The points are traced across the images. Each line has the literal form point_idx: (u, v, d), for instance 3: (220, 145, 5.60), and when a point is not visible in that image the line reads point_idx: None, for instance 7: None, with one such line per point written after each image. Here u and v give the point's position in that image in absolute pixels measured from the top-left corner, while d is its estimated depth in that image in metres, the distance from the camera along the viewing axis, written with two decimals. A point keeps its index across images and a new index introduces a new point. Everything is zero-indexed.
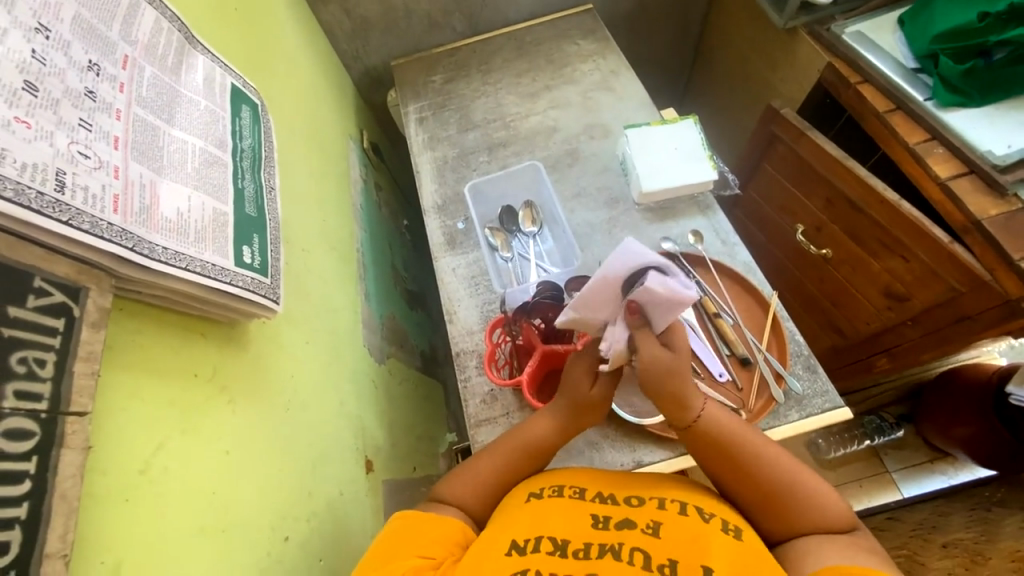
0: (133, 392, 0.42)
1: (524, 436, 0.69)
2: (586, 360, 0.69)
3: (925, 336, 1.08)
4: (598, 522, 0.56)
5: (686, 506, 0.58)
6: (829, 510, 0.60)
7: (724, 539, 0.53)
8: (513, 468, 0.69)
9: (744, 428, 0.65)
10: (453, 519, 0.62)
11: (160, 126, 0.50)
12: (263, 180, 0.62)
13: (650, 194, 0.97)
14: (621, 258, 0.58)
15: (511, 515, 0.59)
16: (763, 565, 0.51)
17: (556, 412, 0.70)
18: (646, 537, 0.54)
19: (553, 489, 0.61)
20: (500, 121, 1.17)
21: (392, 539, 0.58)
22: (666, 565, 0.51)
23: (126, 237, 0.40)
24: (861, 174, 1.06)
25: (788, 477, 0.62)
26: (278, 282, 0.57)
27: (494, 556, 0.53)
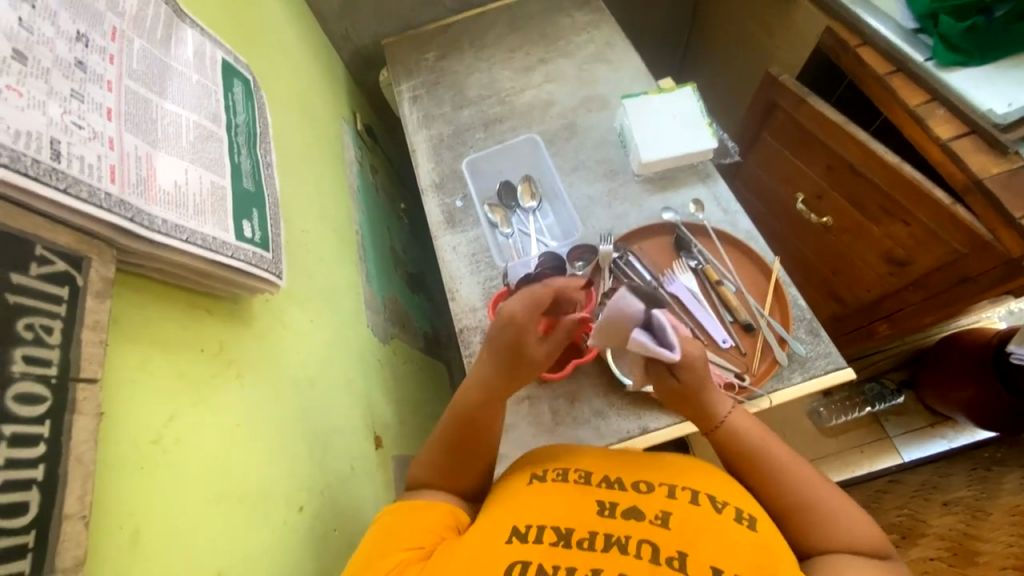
0: (143, 364, 0.43)
1: (461, 407, 0.68)
2: (525, 311, 0.66)
3: (927, 299, 1.09)
4: (603, 509, 0.57)
5: (698, 494, 0.58)
6: (851, 528, 0.61)
7: (738, 531, 0.54)
8: (458, 443, 0.68)
9: (763, 442, 0.67)
10: (445, 505, 0.62)
11: (153, 100, 0.49)
12: (260, 156, 0.61)
13: (650, 164, 0.96)
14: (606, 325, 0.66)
15: (516, 497, 0.59)
16: (772, 561, 0.53)
17: (488, 377, 0.68)
18: (656, 528, 0.54)
19: (559, 473, 0.62)
20: (495, 97, 1.16)
21: (384, 532, 0.58)
22: (674, 558, 0.52)
23: (125, 207, 0.40)
24: (862, 138, 1.05)
25: (805, 493, 0.63)
26: (281, 257, 0.57)
27: (496, 545, 0.53)
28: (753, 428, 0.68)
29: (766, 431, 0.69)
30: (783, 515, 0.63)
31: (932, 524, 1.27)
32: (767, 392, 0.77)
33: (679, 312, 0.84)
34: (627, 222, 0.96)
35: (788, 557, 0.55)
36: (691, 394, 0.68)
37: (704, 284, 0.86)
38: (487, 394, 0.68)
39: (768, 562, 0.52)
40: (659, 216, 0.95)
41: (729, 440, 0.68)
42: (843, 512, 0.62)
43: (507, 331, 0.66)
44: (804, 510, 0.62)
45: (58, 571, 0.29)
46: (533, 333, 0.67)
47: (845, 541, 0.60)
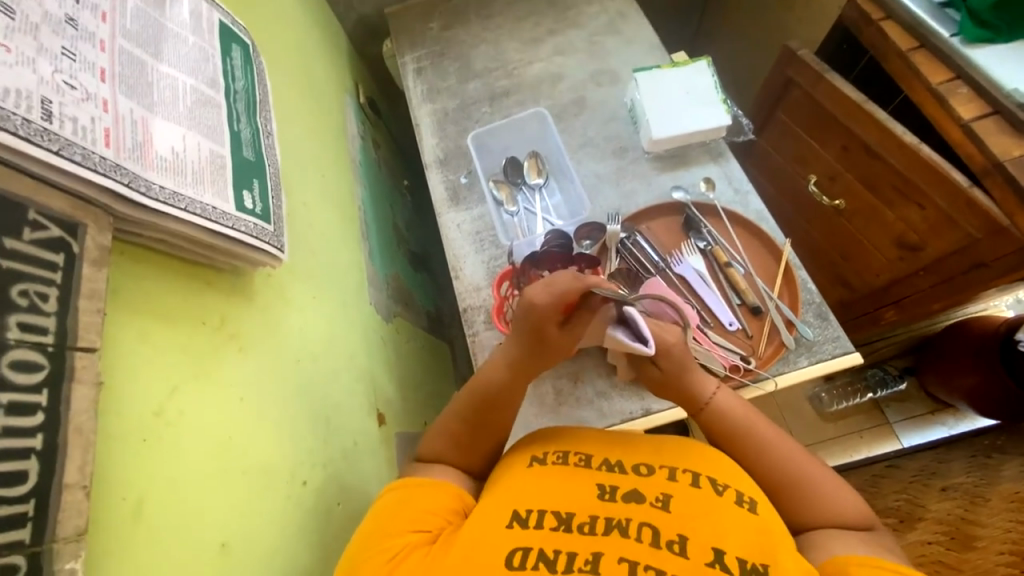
0: (143, 335, 0.42)
1: (482, 385, 0.69)
2: (552, 302, 0.66)
3: (937, 285, 1.07)
4: (604, 493, 0.57)
5: (699, 477, 0.58)
6: (839, 505, 0.61)
7: (737, 513, 0.54)
8: (471, 420, 0.68)
9: (749, 421, 0.67)
10: (451, 487, 0.62)
11: (148, 61, 0.47)
12: (260, 124, 0.59)
13: (660, 141, 0.94)
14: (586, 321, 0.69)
15: (516, 480, 0.60)
16: (774, 542, 0.53)
17: (512, 355, 0.69)
18: (656, 511, 0.55)
19: (559, 455, 0.62)
20: (502, 69, 1.12)
21: (387, 512, 0.58)
22: (674, 542, 0.52)
23: (121, 172, 0.38)
24: (880, 117, 1.02)
25: (793, 471, 0.63)
26: (282, 230, 0.55)
27: (496, 530, 0.54)
28: (739, 408, 0.68)
29: (752, 410, 0.69)
30: (772, 494, 0.63)
31: (931, 509, 1.29)
32: (773, 376, 0.77)
33: (685, 294, 0.83)
34: (635, 201, 0.93)
35: (787, 540, 0.54)
36: (673, 381, 0.68)
37: (713, 266, 0.85)
38: (511, 373, 0.68)
39: (769, 544, 0.52)
40: (669, 194, 0.93)
41: (714, 421, 0.68)
42: (831, 490, 0.62)
43: (525, 316, 0.67)
44: (793, 488, 0.62)
45: (61, 538, 0.29)
46: (552, 322, 0.66)
47: (833, 518, 0.60)
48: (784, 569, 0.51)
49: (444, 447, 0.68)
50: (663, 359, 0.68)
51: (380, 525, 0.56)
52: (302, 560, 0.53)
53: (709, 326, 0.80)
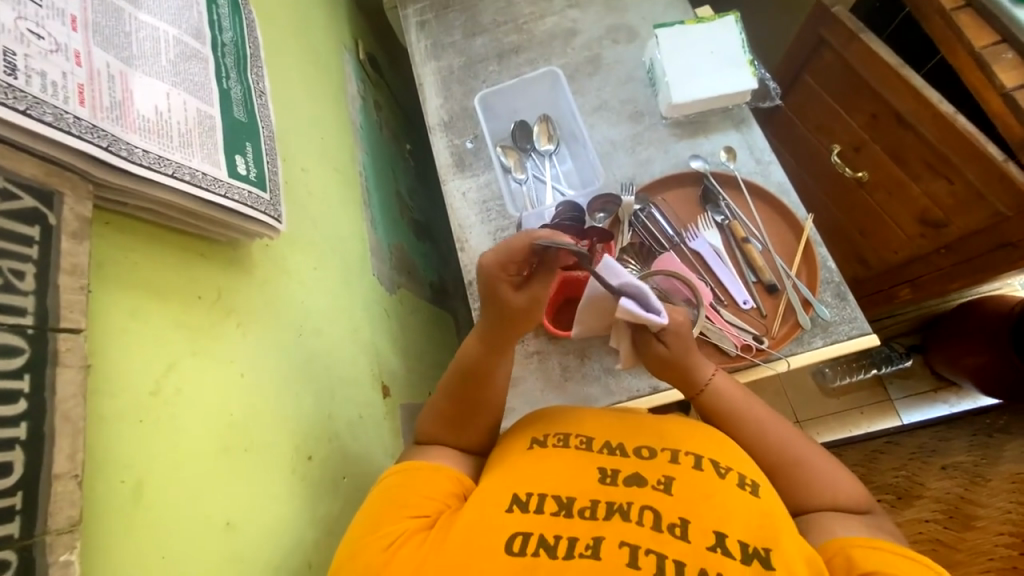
0: (134, 311, 0.40)
1: (463, 362, 0.68)
2: (499, 261, 0.63)
3: (958, 265, 1.04)
4: (605, 476, 0.56)
5: (702, 460, 0.57)
6: (834, 487, 0.60)
7: (739, 495, 0.54)
8: (456, 395, 0.67)
9: (745, 404, 0.66)
10: (448, 470, 0.61)
11: (125, 8, 0.41)
12: (252, 82, 0.54)
13: (680, 106, 0.88)
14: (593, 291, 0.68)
15: (515, 463, 0.59)
16: (776, 526, 0.52)
17: (483, 327, 0.67)
18: (658, 495, 0.54)
19: (558, 438, 0.62)
20: (512, 23, 1.04)
21: (387, 496, 0.57)
22: (676, 525, 0.51)
23: (98, 135, 0.35)
24: (915, 83, 0.95)
25: (789, 454, 0.62)
26: (279, 198, 0.52)
27: (495, 514, 0.53)
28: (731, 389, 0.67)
29: (748, 393, 0.68)
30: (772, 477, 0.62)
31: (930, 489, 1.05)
32: (785, 357, 0.75)
33: (699, 270, 0.80)
34: (650, 171, 0.89)
35: (790, 526, 0.53)
36: (678, 361, 0.66)
37: (730, 241, 0.81)
38: (484, 345, 0.67)
39: (772, 527, 0.52)
40: (687, 164, 0.88)
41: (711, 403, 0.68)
42: (827, 471, 0.61)
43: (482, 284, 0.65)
44: (787, 469, 0.62)
45: (53, 531, 0.28)
46: (504, 283, 0.64)
47: (829, 500, 0.59)
48: (786, 552, 0.50)
49: (438, 428, 0.67)
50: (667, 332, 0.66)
51: (376, 509, 0.56)
52: (307, 535, 0.53)
53: (722, 305, 0.78)
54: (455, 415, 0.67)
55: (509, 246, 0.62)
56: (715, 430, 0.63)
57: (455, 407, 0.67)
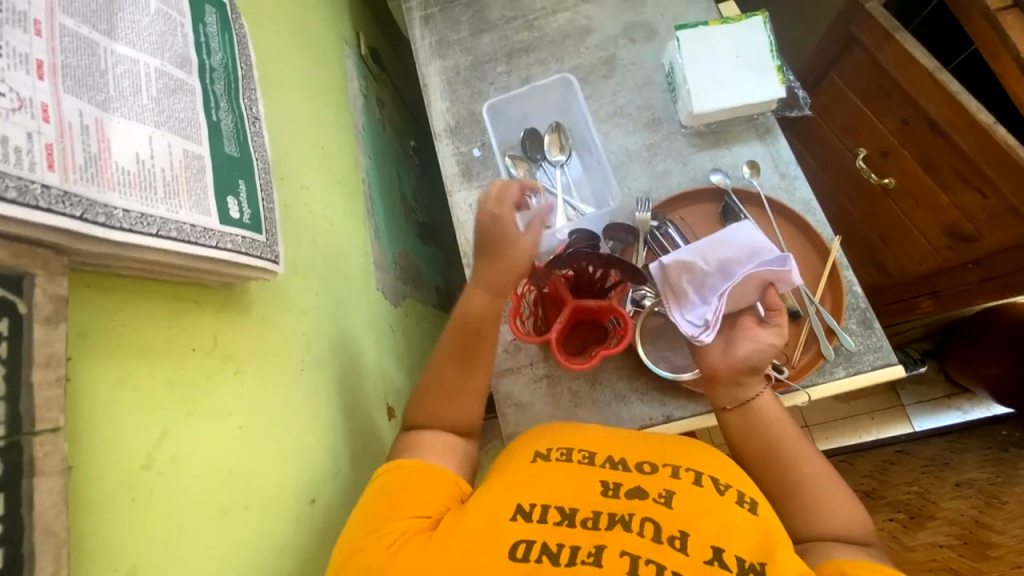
0: (125, 380, 0.37)
1: (464, 313, 0.68)
2: (501, 200, 0.68)
3: (986, 281, 0.99)
4: (607, 490, 0.54)
5: (702, 476, 0.55)
6: (838, 516, 0.57)
7: (739, 513, 0.52)
8: (467, 352, 0.67)
9: (781, 419, 0.65)
10: (447, 472, 0.58)
11: (99, 42, 0.37)
12: (244, 108, 0.50)
13: (701, 116, 0.82)
14: (742, 239, 0.68)
15: (517, 473, 0.57)
16: (774, 541, 0.50)
17: (484, 277, 0.68)
18: (658, 507, 0.52)
19: (561, 452, 0.59)
20: (522, 19, 0.98)
21: (383, 497, 0.55)
22: (676, 538, 0.49)
23: (71, 203, 0.31)
24: (955, 90, 0.89)
25: (811, 472, 0.61)
26: (276, 237, 0.49)
27: (499, 522, 0.51)
28: (775, 407, 0.65)
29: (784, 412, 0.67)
30: (791, 491, 0.60)
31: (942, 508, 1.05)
32: (805, 387, 0.72)
33: None
34: (668, 184, 0.84)
35: (788, 545, 0.51)
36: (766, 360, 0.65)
37: None
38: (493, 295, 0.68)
39: (770, 543, 0.50)
40: (706, 178, 0.83)
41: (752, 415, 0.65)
42: (837, 498, 0.59)
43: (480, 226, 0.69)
44: (792, 493, 0.60)
45: None
46: (508, 226, 0.67)
47: (832, 532, 0.56)
48: (782, 568, 0.48)
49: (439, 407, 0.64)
50: (771, 319, 0.66)
51: (369, 508, 0.54)
52: None
53: None
54: (461, 381, 0.66)
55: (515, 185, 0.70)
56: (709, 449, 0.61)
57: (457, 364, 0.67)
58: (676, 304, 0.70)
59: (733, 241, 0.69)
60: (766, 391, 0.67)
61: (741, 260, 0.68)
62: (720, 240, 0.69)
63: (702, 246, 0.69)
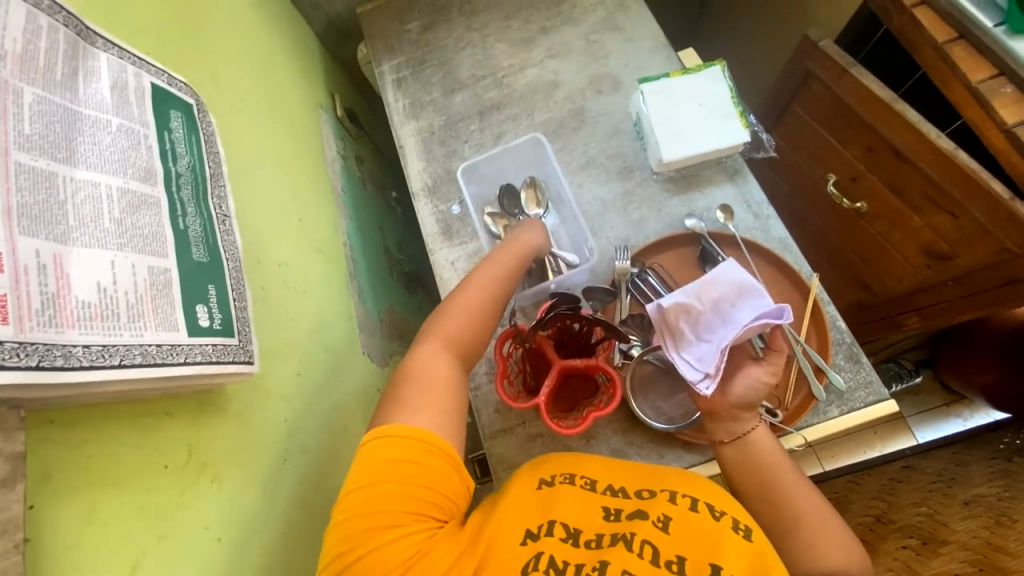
0: (91, 517, 0.36)
1: (514, 245, 0.76)
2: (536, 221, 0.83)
3: (967, 297, 1.00)
4: (609, 514, 0.55)
5: (698, 502, 0.55)
6: (833, 549, 0.56)
7: (735, 540, 0.52)
8: (499, 285, 0.72)
9: (774, 456, 0.64)
10: (450, 454, 0.55)
11: (58, 171, 0.37)
12: (212, 209, 0.50)
13: (671, 163, 0.84)
14: (734, 283, 0.66)
15: (521, 497, 0.57)
16: (767, 564, 0.50)
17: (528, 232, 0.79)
18: (655, 530, 0.53)
19: (565, 477, 0.59)
20: (491, 77, 1.01)
21: (392, 484, 0.52)
22: (673, 562, 0.51)
23: (25, 353, 0.30)
24: (912, 119, 0.92)
25: (803, 505, 0.60)
26: (250, 336, 0.48)
27: (508, 545, 0.52)
28: (768, 442, 0.65)
29: (778, 448, 0.65)
30: (786, 523, 0.59)
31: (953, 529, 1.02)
32: (801, 429, 0.71)
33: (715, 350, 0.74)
34: (645, 231, 0.86)
35: (782, 569, 0.51)
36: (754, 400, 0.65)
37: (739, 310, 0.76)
38: (534, 243, 0.78)
39: (763, 566, 0.50)
40: (682, 222, 0.85)
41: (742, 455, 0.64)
42: (831, 532, 0.58)
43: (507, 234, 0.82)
44: (790, 528, 0.59)
45: None
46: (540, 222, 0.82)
47: (830, 566, 0.55)
48: None
49: (457, 318, 0.67)
50: (769, 358, 0.67)
51: (362, 496, 0.51)
52: None
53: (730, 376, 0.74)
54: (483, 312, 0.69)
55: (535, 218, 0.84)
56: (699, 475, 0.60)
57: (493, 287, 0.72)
58: (674, 346, 0.67)
59: (725, 286, 0.66)
60: (761, 424, 0.66)
61: (737, 307, 0.65)
62: (709, 286, 0.66)
63: (693, 294, 0.66)
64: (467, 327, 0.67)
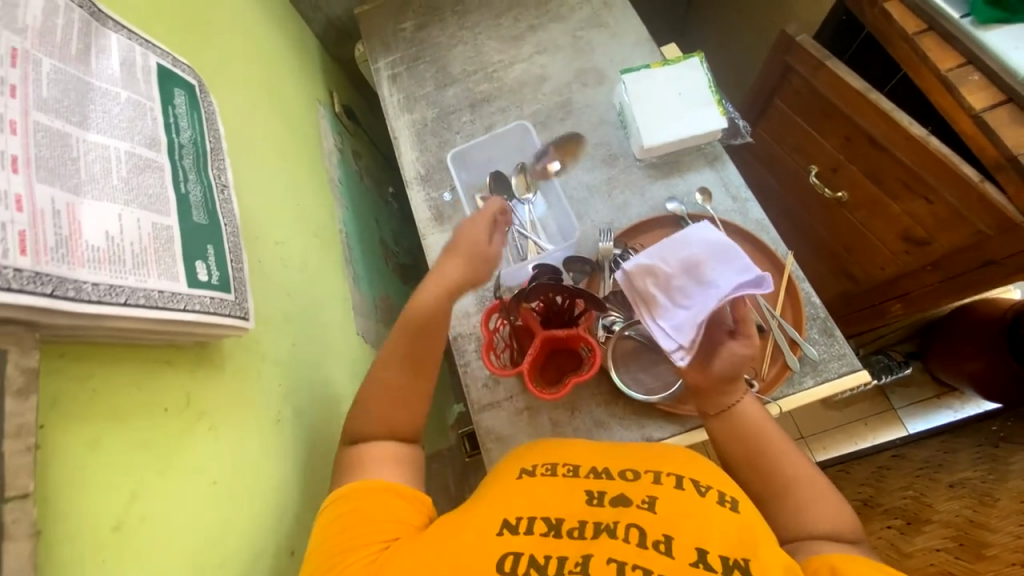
0: (94, 445, 0.39)
1: (419, 311, 0.69)
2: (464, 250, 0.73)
3: (946, 281, 1.02)
4: (592, 499, 0.54)
5: (682, 480, 0.56)
6: (825, 511, 0.57)
7: (719, 513, 0.52)
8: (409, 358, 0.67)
9: (765, 425, 0.65)
10: (389, 486, 0.57)
11: (71, 133, 0.41)
12: (212, 178, 0.54)
13: (652, 148, 0.88)
14: (701, 243, 0.69)
15: (503, 489, 0.57)
16: (756, 538, 0.50)
17: (438, 278, 0.71)
18: (641, 513, 0.52)
19: (546, 467, 0.59)
20: (482, 72, 1.05)
21: (339, 527, 0.54)
22: (661, 542, 0.49)
23: (42, 282, 0.34)
24: (884, 107, 0.96)
25: (797, 472, 0.60)
26: (246, 294, 0.52)
27: (486, 537, 0.50)
28: (757, 411, 0.66)
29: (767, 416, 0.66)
30: (777, 492, 0.60)
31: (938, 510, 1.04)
32: (777, 399, 0.74)
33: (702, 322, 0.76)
34: (628, 215, 0.89)
35: (771, 539, 0.51)
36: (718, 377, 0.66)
37: None
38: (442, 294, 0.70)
39: (752, 540, 0.50)
40: (663, 206, 0.88)
41: (734, 426, 0.66)
42: (823, 493, 0.59)
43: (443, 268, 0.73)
44: (775, 493, 0.60)
45: None
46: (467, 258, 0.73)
47: (824, 527, 0.56)
48: (765, 563, 0.48)
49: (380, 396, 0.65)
50: (742, 329, 0.67)
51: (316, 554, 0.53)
52: None
53: None
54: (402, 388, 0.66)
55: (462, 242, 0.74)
56: (687, 451, 0.62)
57: (405, 368, 0.67)
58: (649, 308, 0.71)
59: (692, 245, 0.69)
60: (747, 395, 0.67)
61: (710, 267, 0.68)
62: (675, 244, 0.70)
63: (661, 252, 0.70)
64: (392, 398, 0.65)
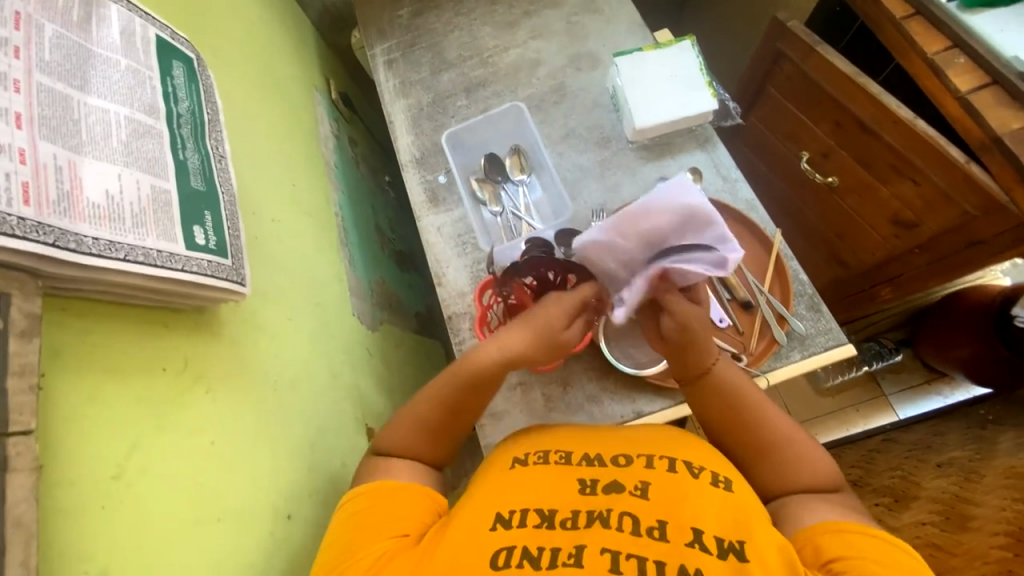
0: (95, 397, 0.40)
1: (469, 366, 0.64)
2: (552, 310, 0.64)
3: (933, 263, 1.04)
4: (584, 487, 0.54)
5: (675, 462, 0.55)
6: (805, 471, 0.59)
7: (712, 495, 0.52)
8: (448, 411, 0.65)
9: (744, 385, 0.65)
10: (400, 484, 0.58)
11: (72, 95, 0.42)
12: (210, 148, 0.55)
13: (645, 130, 0.89)
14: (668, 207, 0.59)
15: (497, 480, 0.56)
16: (748, 519, 0.50)
17: (507, 345, 0.64)
18: (634, 499, 0.52)
19: (539, 455, 0.59)
20: (477, 57, 1.06)
21: (349, 525, 0.55)
22: (654, 528, 0.49)
23: (43, 231, 0.35)
24: (874, 92, 0.97)
25: (780, 433, 0.61)
26: (243, 261, 0.52)
27: (480, 533, 0.50)
28: (731, 371, 0.65)
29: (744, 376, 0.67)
30: (758, 455, 0.61)
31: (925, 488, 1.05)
32: (764, 373, 0.75)
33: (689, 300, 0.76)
34: (621, 195, 0.90)
35: (762, 516, 0.52)
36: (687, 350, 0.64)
37: None
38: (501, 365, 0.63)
39: (745, 521, 0.50)
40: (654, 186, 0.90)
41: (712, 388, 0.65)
42: (804, 451, 0.60)
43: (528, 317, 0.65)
44: (759, 455, 0.61)
45: None
46: (551, 325, 0.64)
47: (802, 483, 0.58)
48: (759, 545, 0.48)
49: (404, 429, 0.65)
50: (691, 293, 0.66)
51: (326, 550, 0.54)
52: None
53: None
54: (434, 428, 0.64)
55: (552, 301, 0.64)
56: (683, 433, 0.61)
57: (439, 412, 0.65)
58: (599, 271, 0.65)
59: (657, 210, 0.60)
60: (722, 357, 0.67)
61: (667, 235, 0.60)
62: (641, 209, 0.60)
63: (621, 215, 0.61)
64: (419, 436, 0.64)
